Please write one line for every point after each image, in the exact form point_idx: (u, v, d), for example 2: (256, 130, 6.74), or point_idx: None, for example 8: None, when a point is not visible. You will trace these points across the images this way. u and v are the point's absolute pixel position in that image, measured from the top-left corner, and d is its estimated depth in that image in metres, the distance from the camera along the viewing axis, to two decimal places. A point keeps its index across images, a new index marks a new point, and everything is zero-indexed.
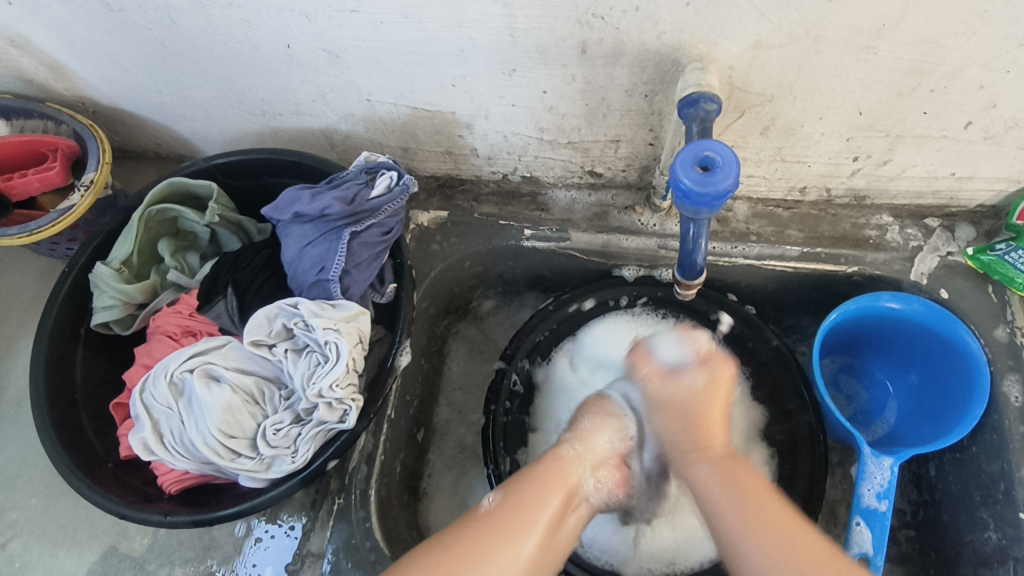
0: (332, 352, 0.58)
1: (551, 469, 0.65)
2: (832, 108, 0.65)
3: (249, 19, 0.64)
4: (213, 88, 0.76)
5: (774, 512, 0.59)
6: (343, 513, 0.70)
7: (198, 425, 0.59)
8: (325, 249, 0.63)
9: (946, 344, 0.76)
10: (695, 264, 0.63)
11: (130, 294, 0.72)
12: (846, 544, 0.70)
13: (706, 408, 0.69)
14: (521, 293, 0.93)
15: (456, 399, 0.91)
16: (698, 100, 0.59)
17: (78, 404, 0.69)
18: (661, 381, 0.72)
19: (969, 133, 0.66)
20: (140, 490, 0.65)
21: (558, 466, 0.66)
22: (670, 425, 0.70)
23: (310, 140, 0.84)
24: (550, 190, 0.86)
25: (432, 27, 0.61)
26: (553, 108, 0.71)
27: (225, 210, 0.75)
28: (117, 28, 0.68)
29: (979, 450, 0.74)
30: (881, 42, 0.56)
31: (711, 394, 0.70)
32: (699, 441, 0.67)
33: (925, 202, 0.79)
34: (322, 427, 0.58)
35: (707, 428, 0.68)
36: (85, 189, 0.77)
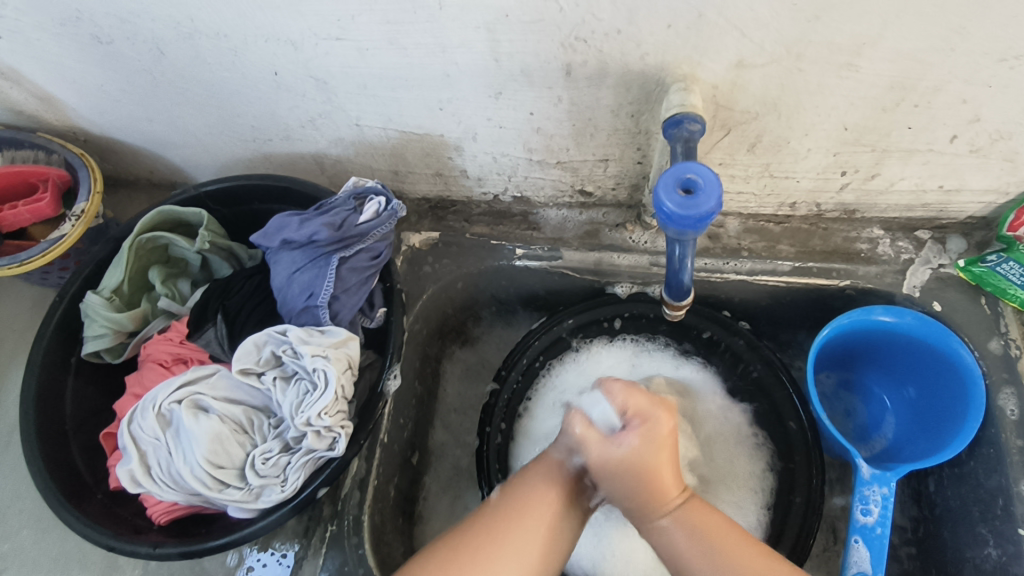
0: (321, 380, 0.58)
1: (653, 492, 0.60)
2: (818, 124, 0.65)
3: (237, 48, 0.64)
4: (203, 116, 0.76)
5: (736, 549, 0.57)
6: (336, 540, 0.70)
7: (186, 456, 0.58)
8: (314, 275, 0.62)
9: (943, 359, 0.75)
10: (681, 284, 0.62)
11: (121, 323, 0.72)
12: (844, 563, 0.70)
13: (654, 459, 0.59)
14: (515, 312, 0.94)
15: (451, 420, 0.92)
16: (682, 120, 0.59)
17: (68, 435, 0.69)
18: (604, 445, 0.60)
19: (955, 146, 0.66)
20: (129, 522, 0.64)
21: (659, 483, 0.60)
22: (622, 486, 0.60)
23: (301, 165, 0.84)
24: (541, 210, 0.86)
25: (417, 53, 0.62)
26: (541, 129, 0.71)
27: (215, 237, 0.75)
28: (107, 60, 0.69)
29: (977, 465, 0.73)
30: (862, 60, 0.57)
31: (654, 449, 0.59)
32: (654, 497, 0.60)
33: (915, 215, 0.79)
34: (311, 455, 0.57)
35: (658, 476, 0.59)
36: (76, 219, 0.77)
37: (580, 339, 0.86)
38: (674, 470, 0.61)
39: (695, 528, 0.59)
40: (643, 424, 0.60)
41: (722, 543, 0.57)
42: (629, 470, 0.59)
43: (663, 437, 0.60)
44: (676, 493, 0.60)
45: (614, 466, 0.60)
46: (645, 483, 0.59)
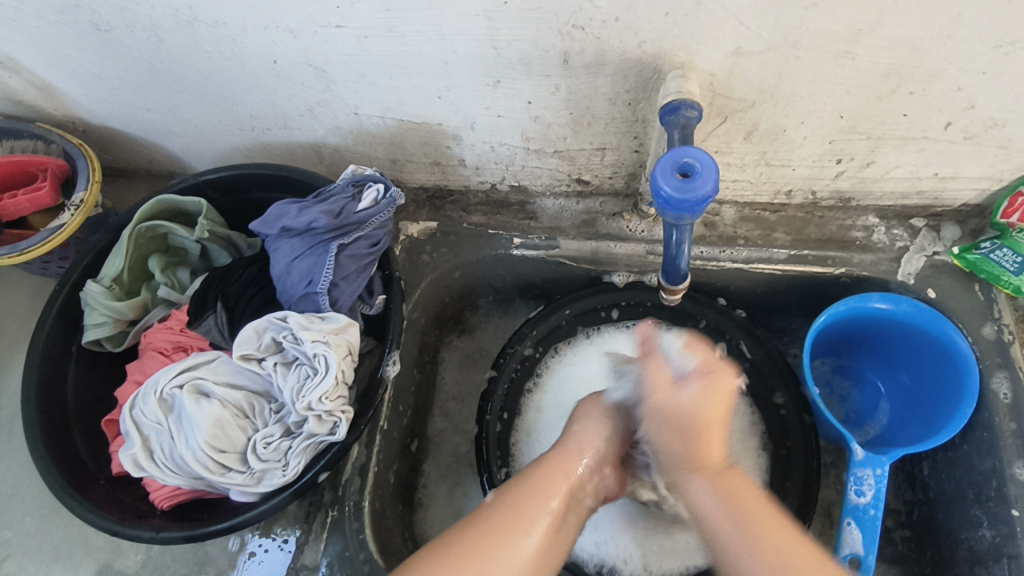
0: (322, 365, 0.58)
1: (692, 452, 0.60)
2: (814, 112, 0.66)
3: (235, 36, 0.64)
4: (201, 105, 0.76)
5: (768, 515, 0.56)
6: (338, 525, 0.70)
7: (188, 440, 0.58)
8: (313, 262, 0.63)
9: (937, 345, 0.76)
10: (678, 269, 0.63)
11: (121, 311, 0.72)
12: (837, 544, 0.70)
13: (712, 413, 0.59)
14: (512, 301, 0.95)
15: (450, 408, 0.94)
16: (679, 107, 0.59)
17: (70, 421, 0.69)
18: (670, 391, 0.61)
19: (950, 134, 0.67)
20: (132, 507, 0.65)
21: (705, 441, 0.59)
22: (669, 440, 0.61)
23: (299, 154, 0.84)
24: (538, 199, 0.86)
25: (416, 41, 0.62)
26: (539, 118, 0.71)
27: (214, 225, 0.75)
28: (105, 48, 0.69)
29: (971, 448, 0.74)
30: (858, 47, 0.57)
31: (711, 403, 0.59)
32: (693, 457, 0.60)
33: (910, 202, 0.79)
34: (312, 440, 0.58)
35: (707, 436, 0.59)
36: (75, 208, 0.78)
37: (580, 325, 0.87)
38: (721, 434, 0.60)
39: (730, 492, 0.58)
40: (708, 376, 0.60)
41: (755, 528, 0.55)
42: (675, 422, 0.60)
43: (723, 395, 0.59)
44: (715, 461, 0.60)
45: (656, 409, 0.61)
46: (691, 440, 0.59)
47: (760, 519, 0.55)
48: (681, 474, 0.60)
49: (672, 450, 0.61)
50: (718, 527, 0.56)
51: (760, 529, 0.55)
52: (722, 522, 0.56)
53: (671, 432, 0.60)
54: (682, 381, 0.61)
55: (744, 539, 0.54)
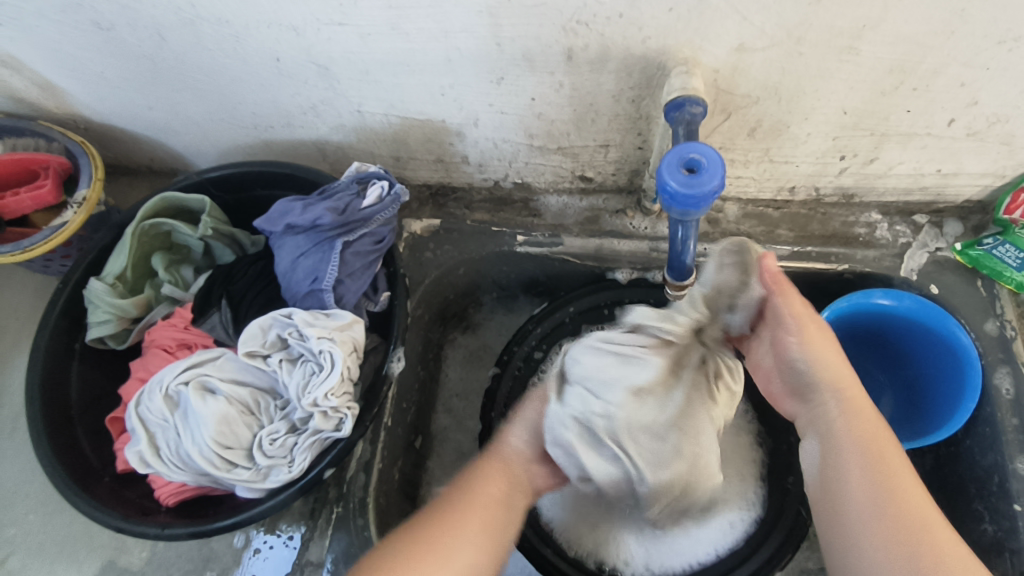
0: (327, 361, 0.58)
1: (847, 408, 0.58)
2: (817, 108, 0.66)
3: (238, 33, 0.64)
4: (204, 103, 0.76)
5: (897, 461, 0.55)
6: (343, 521, 0.70)
7: (194, 437, 0.58)
8: (318, 259, 0.63)
9: (939, 342, 0.76)
10: (684, 265, 0.62)
11: (125, 308, 0.72)
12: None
13: (831, 356, 0.61)
14: (515, 298, 0.95)
15: (453, 406, 0.94)
16: (684, 103, 0.59)
17: (74, 419, 0.69)
18: (814, 325, 0.62)
19: (953, 130, 0.67)
20: (137, 504, 0.64)
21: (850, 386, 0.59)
22: (816, 364, 0.60)
23: (301, 151, 0.84)
24: (541, 196, 0.86)
25: (419, 38, 0.62)
26: (542, 115, 0.71)
27: (218, 223, 0.75)
28: (108, 46, 0.69)
29: (973, 444, 0.74)
30: (862, 43, 0.57)
31: (823, 350, 0.61)
32: (831, 385, 0.60)
33: (913, 199, 0.79)
34: (318, 436, 0.58)
35: (840, 367, 0.60)
36: (78, 206, 0.77)
37: (583, 323, 0.86)
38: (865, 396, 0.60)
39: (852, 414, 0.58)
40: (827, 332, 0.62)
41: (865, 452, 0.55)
42: (824, 360, 0.60)
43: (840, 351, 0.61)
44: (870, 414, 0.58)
45: (807, 348, 0.61)
46: (846, 408, 0.58)
47: (880, 443, 0.56)
48: (819, 424, 0.59)
49: (829, 384, 0.60)
50: (852, 470, 0.55)
51: (872, 453, 0.55)
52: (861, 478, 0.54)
53: (802, 358, 0.62)
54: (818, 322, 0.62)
55: (869, 482, 0.54)
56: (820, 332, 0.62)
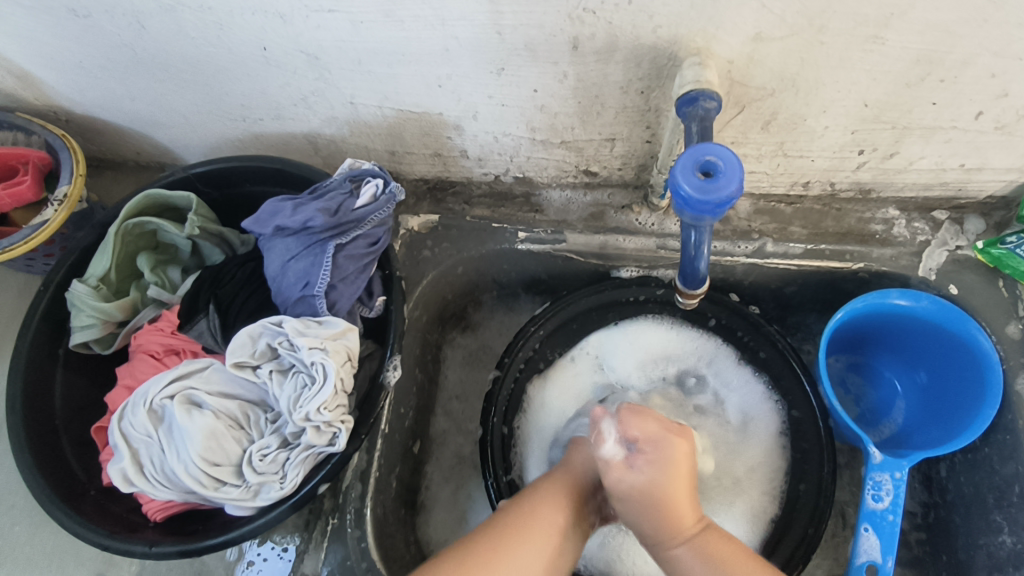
0: (319, 374, 0.55)
1: (667, 521, 0.59)
2: (836, 100, 0.62)
3: (223, 21, 0.60)
4: (190, 94, 0.72)
5: (738, 554, 0.58)
6: (337, 533, 0.69)
7: (180, 454, 0.55)
8: (310, 263, 0.59)
9: (959, 344, 0.73)
10: (698, 272, 0.58)
11: (110, 312, 0.69)
12: (854, 551, 0.68)
13: (669, 490, 0.59)
14: (517, 296, 0.93)
15: (453, 408, 0.91)
16: (697, 97, 0.55)
17: (59, 429, 0.66)
18: (622, 464, 0.60)
19: (980, 123, 0.63)
20: (124, 519, 0.62)
21: (678, 513, 0.59)
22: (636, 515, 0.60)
23: (293, 145, 0.80)
24: (543, 191, 0.83)
25: (414, 26, 0.58)
26: (545, 107, 0.68)
27: (205, 222, 0.72)
28: (85, 34, 0.65)
29: (992, 451, 0.72)
30: (888, 32, 0.53)
31: (668, 475, 0.59)
32: (667, 527, 0.59)
33: (933, 194, 0.76)
34: (311, 451, 0.55)
35: (677, 510, 0.59)
36: (58, 203, 0.74)
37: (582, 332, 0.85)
38: (692, 500, 0.60)
39: (715, 553, 0.58)
40: (658, 447, 0.60)
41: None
42: (637, 497, 0.59)
43: (680, 463, 0.60)
44: (692, 522, 0.59)
45: (639, 485, 0.59)
46: (659, 513, 0.59)
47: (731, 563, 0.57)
48: (669, 554, 0.59)
49: (645, 530, 0.60)
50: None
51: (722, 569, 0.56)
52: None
53: (648, 465, 0.59)
54: (631, 456, 0.61)
55: None
56: (655, 455, 0.60)
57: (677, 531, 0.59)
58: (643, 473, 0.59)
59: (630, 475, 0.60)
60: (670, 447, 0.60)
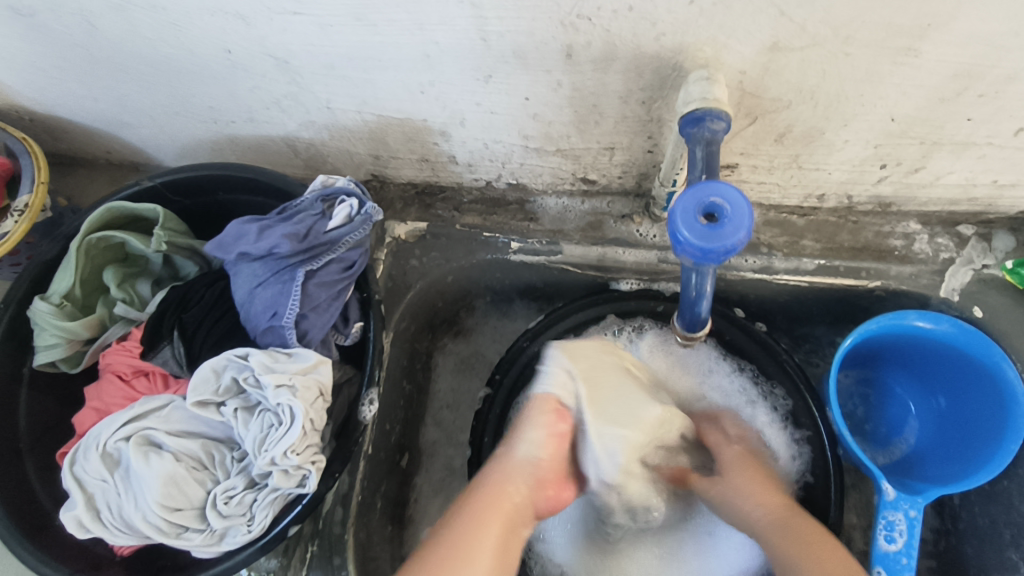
0: (286, 415, 0.51)
1: (772, 517, 0.60)
2: (859, 114, 0.56)
3: (177, 22, 0.55)
4: (154, 96, 0.67)
5: (810, 526, 0.59)
6: (320, 560, 0.67)
7: (137, 500, 0.52)
8: (278, 291, 0.55)
9: (982, 371, 0.68)
10: (697, 317, 0.55)
11: (76, 331, 0.65)
12: None
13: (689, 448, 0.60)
14: (511, 303, 0.88)
15: (443, 418, 0.87)
16: (703, 117, 0.49)
17: (23, 453, 0.63)
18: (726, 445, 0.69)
19: (1020, 140, 0.57)
20: (90, 552, 0.59)
21: (769, 493, 0.62)
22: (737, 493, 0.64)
23: (270, 148, 0.75)
24: (538, 198, 0.78)
25: (390, 31, 0.52)
26: (538, 116, 0.62)
27: (173, 235, 0.68)
28: (35, 35, 0.60)
29: (1011, 485, 0.68)
30: (925, 43, 0.47)
31: (743, 466, 0.66)
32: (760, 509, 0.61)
33: (960, 209, 0.70)
34: (279, 493, 0.52)
35: (746, 463, 0.66)
36: (19, 213, 0.69)
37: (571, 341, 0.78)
38: (777, 487, 0.64)
39: (792, 524, 0.59)
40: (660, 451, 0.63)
41: (816, 551, 0.56)
42: (740, 476, 0.65)
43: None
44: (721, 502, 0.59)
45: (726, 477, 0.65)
46: (759, 507, 0.61)
47: (816, 538, 0.57)
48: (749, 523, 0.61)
49: (750, 496, 0.63)
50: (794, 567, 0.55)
51: (813, 548, 0.56)
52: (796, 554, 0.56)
53: (735, 481, 0.65)
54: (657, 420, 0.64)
55: None
56: (732, 445, 0.69)
57: (770, 500, 0.62)
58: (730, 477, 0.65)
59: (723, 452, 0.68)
60: (750, 455, 0.68)
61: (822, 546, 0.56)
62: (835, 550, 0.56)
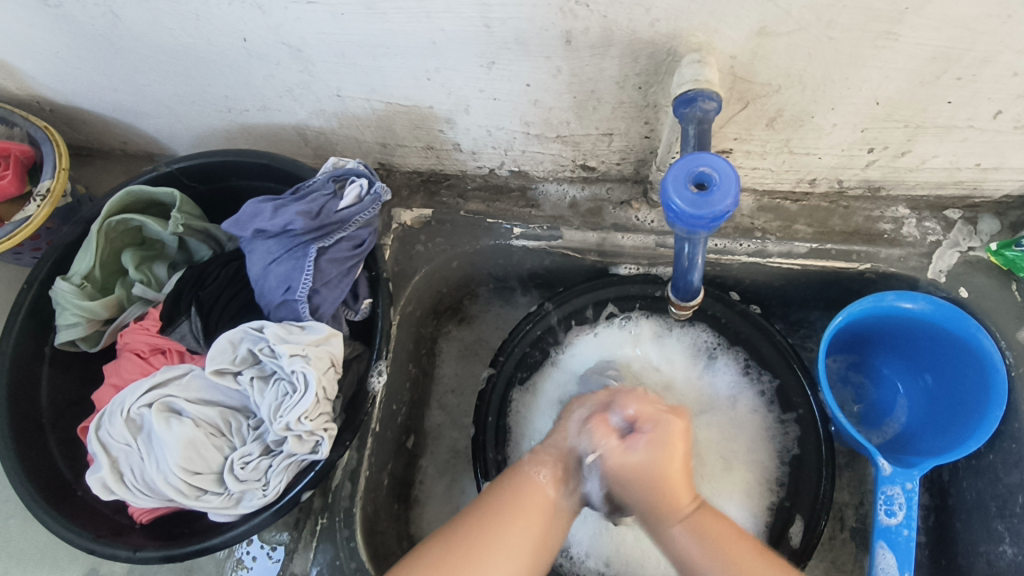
0: (300, 382, 0.54)
1: (663, 501, 0.58)
2: (846, 98, 0.59)
3: (199, 12, 0.58)
4: (173, 85, 0.70)
5: (739, 542, 0.55)
6: (327, 532, 0.69)
7: (159, 463, 0.56)
8: (291, 267, 0.58)
9: (963, 346, 0.71)
10: (690, 284, 0.61)
11: (95, 310, 0.68)
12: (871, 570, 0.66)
13: (667, 466, 0.58)
14: (514, 290, 0.90)
15: (448, 402, 0.89)
16: (695, 98, 0.53)
17: (45, 427, 0.66)
18: (620, 447, 0.59)
19: (999, 122, 0.60)
20: (110, 521, 0.62)
21: (672, 492, 0.58)
22: (631, 493, 0.59)
23: (282, 137, 0.78)
24: (540, 184, 0.80)
25: (399, 18, 0.55)
26: (539, 102, 0.65)
27: (189, 218, 0.70)
28: (62, 26, 0.63)
29: (997, 459, 0.70)
30: (903, 28, 0.50)
31: (662, 454, 0.58)
32: (665, 505, 0.57)
33: (946, 193, 0.73)
34: (294, 459, 0.54)
35: (667, 487, 0.58)
36: (41, 198, 0.73)
37: (572, 327, 0.81)
38: (684, 477, 0.59)
39: (709, 531, 0.56)
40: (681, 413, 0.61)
41: (738, 565, 0.54)
42: (632, 479, 0.58)
43: (673, 443, 0.59)
44: (687, 501, 0.58)
45: (615, 470, 0.59)
46: (655, 492, 0.58)
47: (736, 556, 0.54)
48: (659, 532, 0.58)
49: (635, 499, 0.59)
50: None
51: (733, 565, 0.54)
52: (705, 561, 0.55)
53: (632, 482, 0.58)
54: (631, 445, 0.59)
55: None
56: (643, 442, 0.59)
57: (669, 497, 0.58)
58: (623, 473, 0.59)
59: (618, 455, 0.59)
60: (665, 434, 0.60)
61: (744, 564, 0.54)
62: (760, 566, 0.54)
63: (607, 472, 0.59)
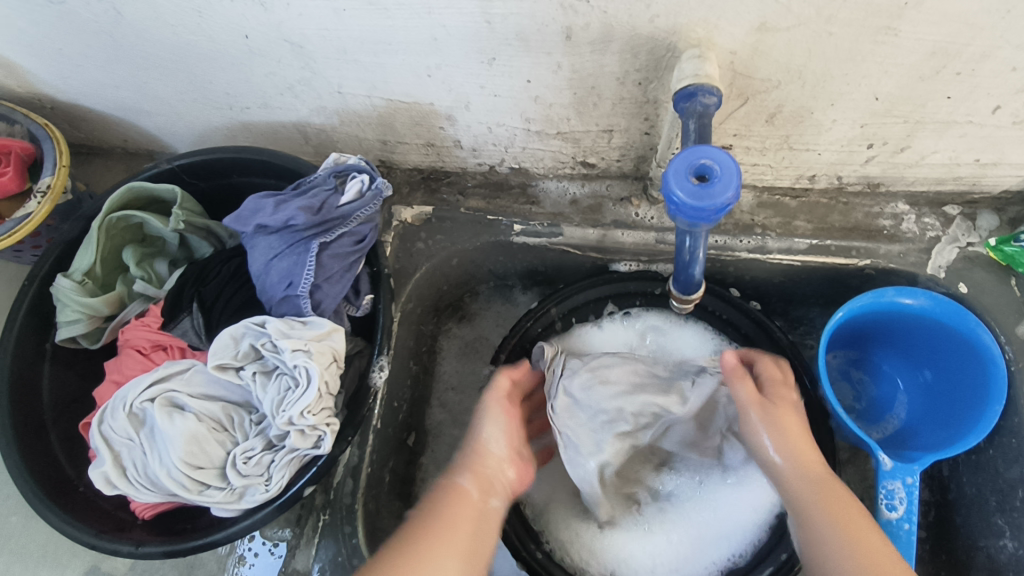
0: (303, 377, 0.54)
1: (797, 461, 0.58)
2: (845, 93, 0.59)
3: (201, 9, 0.58)
4: (174, 83, 0.70)
5: (847, 505, 0.54)
6: (330, 529, 0.69)
7: (161, 457, 0.56)
8: (293, 262, 0.58)
9: (962, 342, 0.71)
10: (691, 278, 0.62)
11: (96, 307, 0.68)
12: None
13: (793, 428, 0.60)
14: (513, 288, 0.91)
15: (448, 400, 0.89)
16: (695, 92, 0.53)
17: (47, 425, 0.66)
18: (752, 398, 0.62)
19: (997, 118, 0.60)
20: (112, 516, 0.62)
21: (806, 454, 0.58)
22: (777, 447, 0.59)
23: (282, 134, 0.78)
24: (540, 181, 0.80)
25: (401, 14, 0.55)
26: (539, 98, 0.65)
27: (190, 215, 0.70)
28: (64, 23, 0.63)
29: (996, 454, 0.70)
30: (902, 23, 0.50)
31: (790, 428, 0.60)
32: (795, 459, 0.58)
33: (945, 189, 0.73)
34: (295, 454, 0.54)
35: (795, 436, 0.59)
36: (42, 195, 0.73)
37: (573, 325, 0.81)
38: (809, 443, 0.60)
39: (824, 492, 0.55)
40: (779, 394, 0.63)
41: (843, 521, 0.53)
42: (792, 439, 0.59)
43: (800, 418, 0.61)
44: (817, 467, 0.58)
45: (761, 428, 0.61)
46: (796, 458, 0.58)
47: (847, 509, 0.54)
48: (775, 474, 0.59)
49: (788, 456, 0.59)
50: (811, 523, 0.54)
51: (836, 513, 0.54)
52: (817, 517, 0.54)
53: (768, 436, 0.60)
54: (768, 398, 0.62)
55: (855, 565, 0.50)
56: (775, 403, 0.62)
57: (810, 466, 0.57)
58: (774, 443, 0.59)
59: (763, 417, 0.61)
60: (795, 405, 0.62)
61: (850, 522, 0.53)
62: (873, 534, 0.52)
63: (749, 427, 0.62)
